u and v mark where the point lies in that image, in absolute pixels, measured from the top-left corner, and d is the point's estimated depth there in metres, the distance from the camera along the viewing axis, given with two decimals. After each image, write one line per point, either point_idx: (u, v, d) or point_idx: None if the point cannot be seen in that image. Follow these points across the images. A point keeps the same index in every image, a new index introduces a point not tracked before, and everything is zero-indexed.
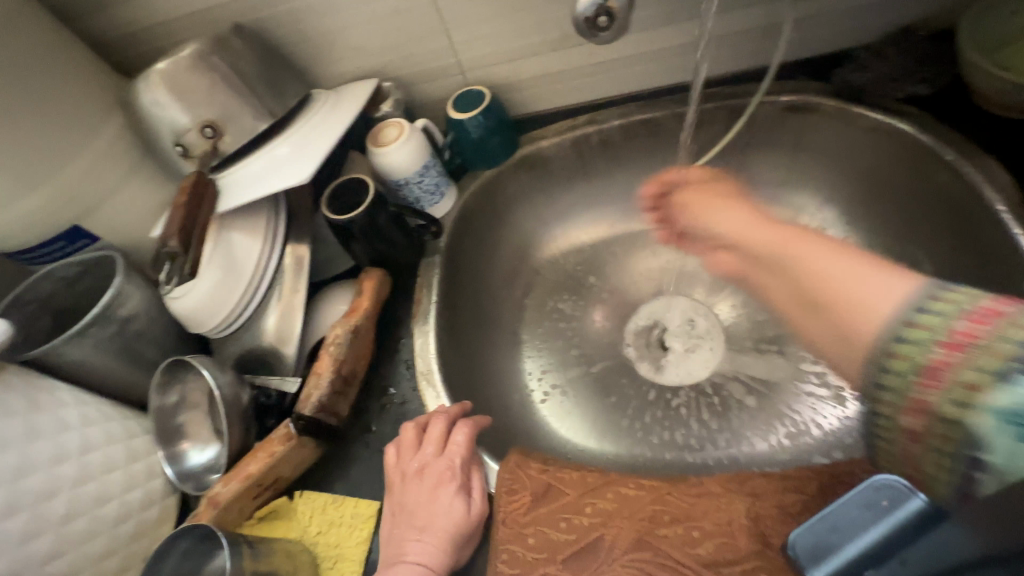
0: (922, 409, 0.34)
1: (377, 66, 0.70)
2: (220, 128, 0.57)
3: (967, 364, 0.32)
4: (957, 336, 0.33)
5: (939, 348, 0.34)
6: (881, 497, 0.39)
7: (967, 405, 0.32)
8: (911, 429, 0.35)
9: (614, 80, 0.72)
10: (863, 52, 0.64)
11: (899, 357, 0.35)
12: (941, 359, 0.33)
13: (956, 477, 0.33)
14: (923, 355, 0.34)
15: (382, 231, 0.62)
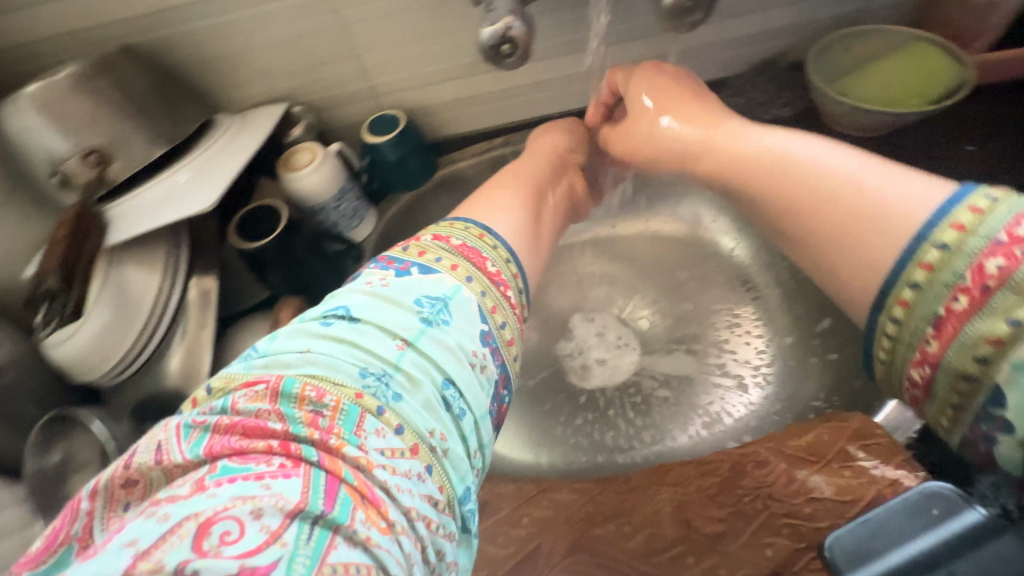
0: (938, 342, 0.28)
1: (285, 90, 0.68)
2: (107, 155, 0.52)
3: (988, 305, 0.26)
4: (1011, 237, 0.27)
5: (992, 258, 0.27)
6: (932, 506, 0.42)
7: (996, 358, 0.26)
8: (916, 367, 0.30)
9: (525, 104, 0.75)
10: (736, 80, 0.74)
11: (925, 266, 0.29)
12: (1015, 251, 0.26)
13: (963, 429, 0.29)
14: (947, 281, 0.28)
15: (298, 259, 0.60)
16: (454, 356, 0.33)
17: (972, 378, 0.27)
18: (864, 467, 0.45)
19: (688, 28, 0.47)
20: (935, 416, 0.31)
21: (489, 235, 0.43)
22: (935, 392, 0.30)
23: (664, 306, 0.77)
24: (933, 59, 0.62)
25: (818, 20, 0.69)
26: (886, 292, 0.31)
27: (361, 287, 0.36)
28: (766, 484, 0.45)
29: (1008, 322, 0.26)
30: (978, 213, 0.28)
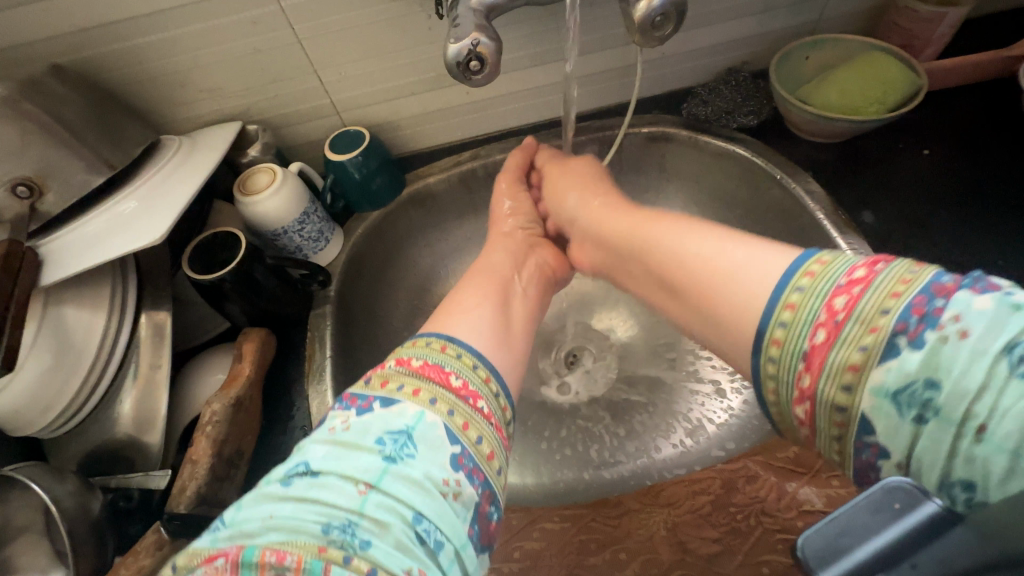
0: (809, 391, 0.32)
1: (239, 109, 0.64)
2: (39, 185, 0.48)
3: (842, 343, 0.30)
4: (850, 279, 0.32)
5: (837, 297, 0.32)
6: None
7: (857, 389, 0.29)
8: (800, 402, 0.33)
9: (492, 118, 0.74)
10: (702, 89, 0.74)
11: (789, 309, 0.33)
12: (851, 290, 0.31)
13: (851, 449, 0.31)
14: (800, 338, 0.32)
15: (260, 288, 0.56)
16: (422, 488, 0.32)
17: (855, 380, 0.29)
18: (852, 477, 0.44)
19: (656, 42, 0.47)
20: (829, 453, 0.33)
21: (451, 344, 0.41)
22: (820, 428, 0.32)
23: (641, 316, 0.77)
24: (886, 67, 0.64)
25: (776, 31, 0.70)
26: (760, 337, 0.34)
27: (324, 434, 0.35)
28: (758, 499, 0.44)
29: (859, 359, 0.29)
30: (818, 271, 0.34)
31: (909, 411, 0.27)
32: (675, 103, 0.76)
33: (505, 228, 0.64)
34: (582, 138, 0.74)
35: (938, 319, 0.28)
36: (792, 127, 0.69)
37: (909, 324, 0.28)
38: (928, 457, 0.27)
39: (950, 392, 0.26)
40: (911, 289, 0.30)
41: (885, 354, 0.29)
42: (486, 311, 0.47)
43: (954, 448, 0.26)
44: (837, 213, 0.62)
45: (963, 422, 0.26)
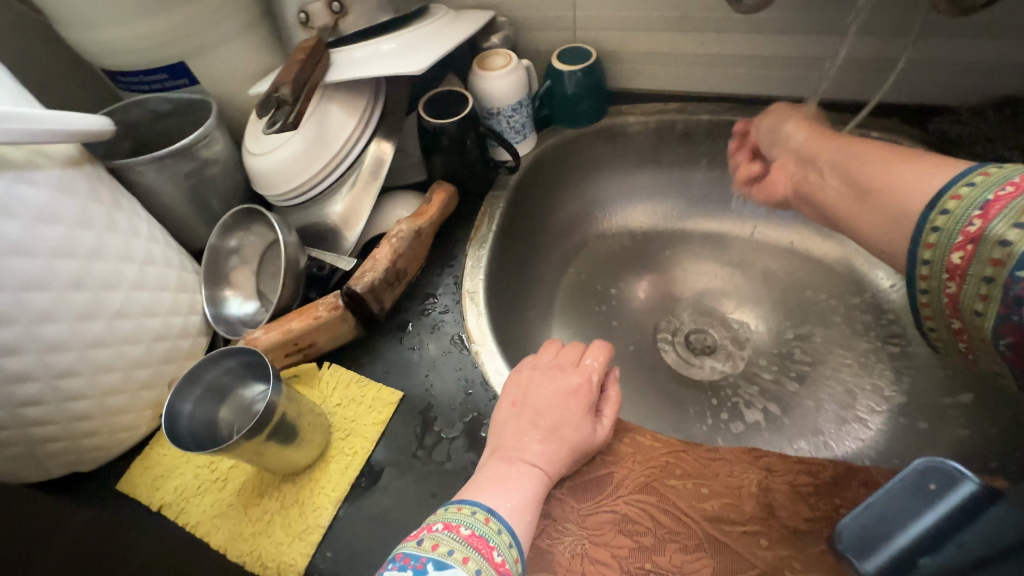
0: (972, 242, 0.36)
1: (496, 1, 0.71)
2: (346, 7, 0.59)
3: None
4: (1022, 178, 0.35)
5: (1003, 188, 0.36)
6: (928, 481, 0.43)
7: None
8: (950, 279, 0.38)
9: (713, 77, 0.73)
10: (964, 109, 0.65)
11: (955, 199, 0.38)
12: (1001, 195, 0.35)
13: (995, 309, 0.35)
14: (983, 193, 0.36)
15: (464, 149, 0.63)
16: None
17: (996, 271, 0.35)
18: None
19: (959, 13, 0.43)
20: (970, 307, 0.37)
21: (494, 516, 0.38)
22: (969, 279, 0.36)
23: (776, 322, 0.74)
24: None
25: None
26: (941, 194, 0.39)
27: None
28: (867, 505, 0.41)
29: (1000, 254, 0.34)
30: (979, 181, 0.37)
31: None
32: (923, 116, 0.68)
33: (588, 374, 0.47)
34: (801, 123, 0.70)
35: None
36: None
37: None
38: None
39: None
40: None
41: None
42: (539, 473, 0.42)
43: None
44: None
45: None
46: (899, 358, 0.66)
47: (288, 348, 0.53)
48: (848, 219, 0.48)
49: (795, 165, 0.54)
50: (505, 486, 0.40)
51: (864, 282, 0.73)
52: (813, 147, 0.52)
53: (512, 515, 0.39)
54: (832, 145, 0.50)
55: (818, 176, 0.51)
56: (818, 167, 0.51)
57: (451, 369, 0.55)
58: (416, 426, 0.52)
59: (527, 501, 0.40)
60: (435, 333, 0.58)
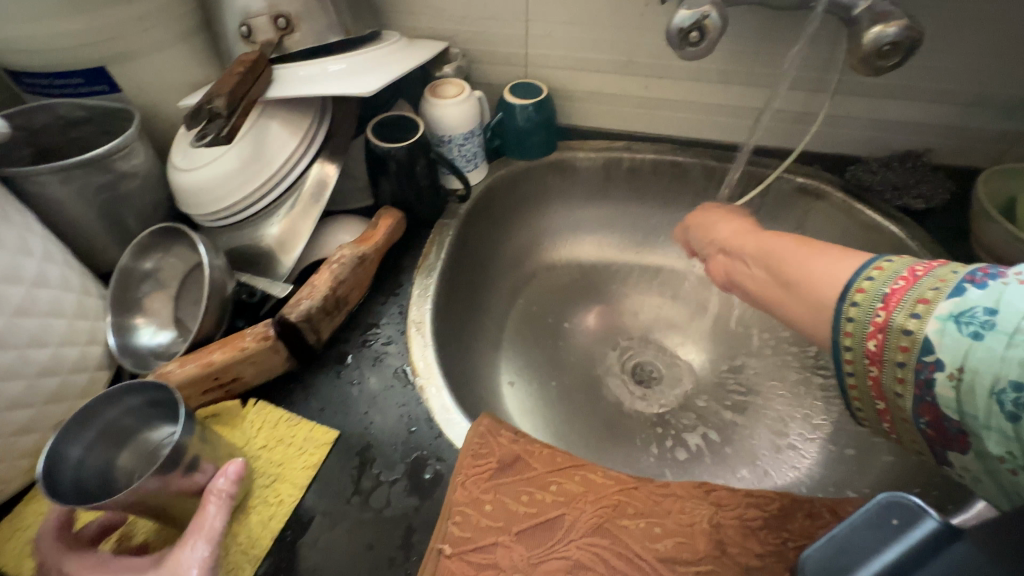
0: (880, 331, 0.34)
1: (450, 32, 0.72)
2: (293, 24, 0.57)
3: (919, 285, 0.33)
4: (911, 271, 0.35)
5: (896, 281, 0.35)
6: None
7: (925, 316, 0.32)
8: (869, 367, 0.35)
9: (655, 119, 0.77)
10: (874, 160, 0.72)
11: (860, 292, 0.36)
12: (896, 288, 0.34)
13: (912, 390, 0.33)
14: (883, 284, 0.35)
15: (414, 176, 0.62)
16: None
17: (906, 357, 0.33)
18: None
19: (872, 72, 0.47)
20: (891, 392, 0.34)
21: None
22: (884, 367, 0.34)
23: (717, 353, 0.76)
24: None
25: (979, 128, 0.67)
26: (847, 286, 0.37)
27: None
28: (813, 536, 0.41)
29: (907, 340, 0.33)
30: (876, 274, 0.36)
31: (968, 329, 0.30)
32: (839, 165, 0.74)
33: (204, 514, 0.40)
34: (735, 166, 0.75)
35: (1002, 274, 0.30)
36: (977, 247, 0.62)
37: (977, 274, 0.31)
38: (982, 365, 0.28)
39: (1006, 312, 0.29)
40: (960, 269, 0.33)
41: (951, 292, 0.32)
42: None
43: (1005, 355, 0.28)
44: None
45: (1015, 334, 0.28)
46: (830, 389, 0.70)
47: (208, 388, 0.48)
48: (773, 304, 0.46)
49: (728, 254, 0.56)
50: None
51: None
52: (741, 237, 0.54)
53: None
54: (755, 239, 0.52)
55: (745, 264, 0.52)
56: (745, 252, 0.52)
57: (393, 403, 0.51)
58: (351, 468, 0.47)
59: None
60: (376, 366, 0.54)
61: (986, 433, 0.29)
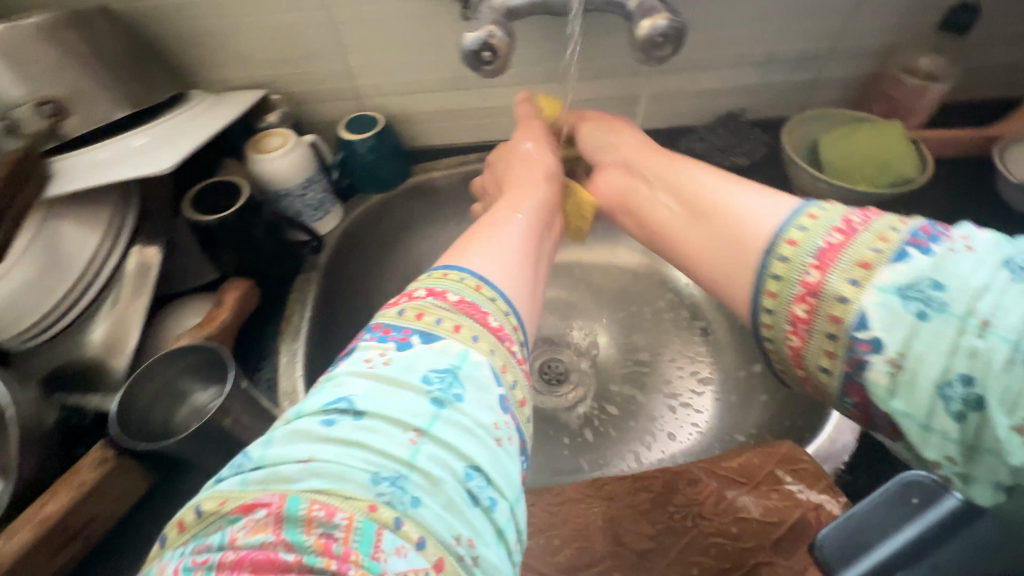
0: (813, 294, 0.31)
1: (265, 78, 0.68)
2: (65, 108, 0.51)
3: (856, 244, 0.31)
4: (847, 222, 0.32)
5: (832, 235, 0.32)
6: (911, 495, 0.39)
7: (864, 284, 0.29)
8: (794, 332, 0.32)
9: (500, 126, 0.77)
10: (701, 127, 0.77)
11: (791, 244, 0.33)
12: (831, 246, 0.31)
13: (841, 367, 0.30)
14: (816, 237, 0.32)
15: (254, 240, 0.58)
16: (472, 436, 0.28)
17: (837, 329, 0.30)
18: (791, 491, 0.44)
19: (653, 62, 0.49)
20: (815, 364, 0.32)
21: None
22: (813, 335, 0.31)
23: (610, 335, 0.79)
24: (896, 146, 0.62)
25: (778, 82, 0.74)
26: (775, 237, 0.34)
27: (359, 367, 0.30)
28: (696, 502, 0.44)
29: (840, 310, 0.30)
30: (810, 221, 0.33)
31: (913, 306, 0.27)
32: (675, 136, 0.79)
33: None
34: None
35: (945, 238, 0.29)
36: (795, 190, 0.69)
37: (921, 237, 0.29)
38: (927, 353, 0.26)
39: (956, 289, 0.27)
40: (902, 227, 0.30)
41: (898, 254, 0.29)
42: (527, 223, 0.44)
43: (958, 343, 0.26)
44: None
45: (969, 318, 0.26)
46: (711, 344, 0.75)
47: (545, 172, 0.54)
48: (670, 230, 0.45)
49: (620, 173, 0.53)
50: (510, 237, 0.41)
51: (670, 282, 0.81)
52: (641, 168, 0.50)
53: (500, 278, 0.36)
54: (662, 165, 0.48)
55: (647, 187, 0.48)
56: (645, 182, 0.49)
57: None
58: None
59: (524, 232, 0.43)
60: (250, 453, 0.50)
61: (921, 435, 0.27)
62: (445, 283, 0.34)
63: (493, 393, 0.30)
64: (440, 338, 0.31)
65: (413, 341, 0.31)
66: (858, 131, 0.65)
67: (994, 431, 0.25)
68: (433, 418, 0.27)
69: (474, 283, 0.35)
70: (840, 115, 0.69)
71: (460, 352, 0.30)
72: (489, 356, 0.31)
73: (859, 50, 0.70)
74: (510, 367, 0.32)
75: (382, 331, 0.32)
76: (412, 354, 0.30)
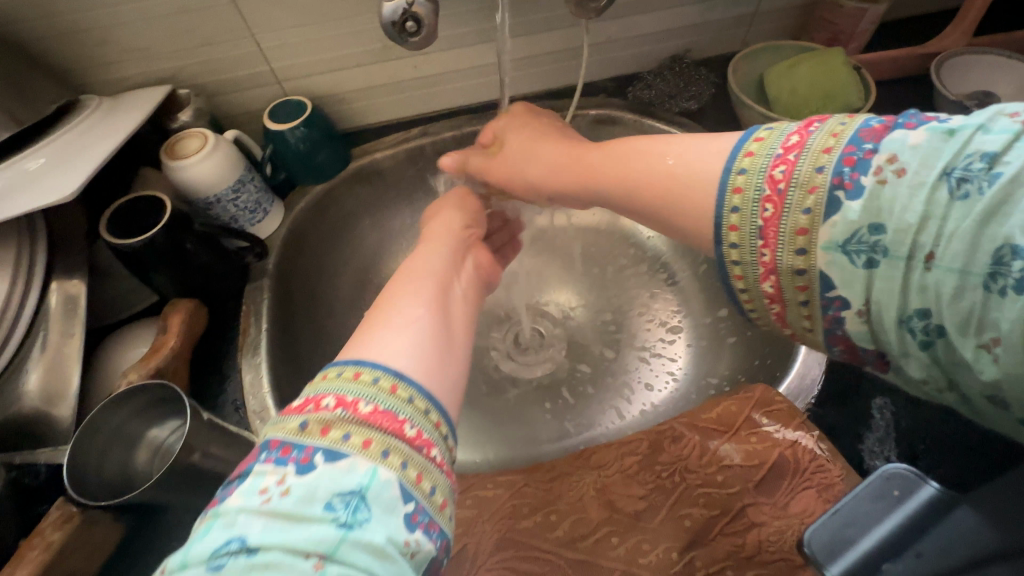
0: (773, 271, 0.33)
1: (168, 72, 0.61)
2: None
3: (788, 211, 0.32)
4: (772, 184, 0.33)
5: (765, 207, 0.33)
6: (892, 487, 0.40)
7: (811, 250, 0.31)
8: (772, 302, 0.35)
9: (438, 95, 0.73)
10: (646, 74, 0.75)
11: (734, 229, 0.34)
12: (769, 219, 0.32)
13: (820, 325, 0.33)
14: (753, 218, 0.33)
15: (190, 256, 0.53)
16: (384, 559, 0.24)
17: (807, 295, 0.32)
18: (768, 432, 0.45)
19: (592, 15, 0.47)
20: (800, 325, 0.35)
21: None
22: (788, 305, 0.34)
23: (580, 298, 0.78)
24: (840, 75, 0.62)
25: (718, 19, 0.72)
26: (717, 226, 0.35)
27: (253, 503, 0.24)
28: (680, 457, 0.45)
29: (802, 279, 0.32)
30: (748, 167, 0.34)
31: (860, 257, 0.29)
32: (621, 86, 0.76)
33: None
34: None
35: (871, 162, 0.29)
36: (746, 130, 0.69)
37: (845, 177, 0.30)
38: (885, 296, 0.29)
39: (896, 229, 0.28)
40: (826, 165, 0.31)
41: (827, 210, 0.30)
42: (432, 282, 0.40)
43: (908, 280, 0.28)
44: None
45: (912, 256, 0.28)
46: (678, 294, 0.75)
47: (460, 226, 0.52)
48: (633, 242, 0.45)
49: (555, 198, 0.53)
50: (410, 315, 0.35)
51: (633, 236, 0.80)
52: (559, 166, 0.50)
53: (422, 372, 0.31)
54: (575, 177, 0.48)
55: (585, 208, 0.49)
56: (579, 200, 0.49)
57: None
58: None
59: (432, 306, 0.37)
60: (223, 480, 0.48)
61: (904, 358, 0.30)
62: (329, 386, 0.29)
63: (403, 512, 0.25)
64: (347, 455, 0.26)
65: (316, 461, 0.26)
66: (803, 63, 0.64)
67: (960, 350, 0.27)
68: (339, 542, 0.23)
69: (387, 387, 0.29)
70: (783, 47, 0.68)
71: (369, 470, 0.26)
72: (401, 469, 0.26)
73: None
74: (427, 472, 0.27)
75: (280, 449, 0.27)
76: (314, 479, 0.25)
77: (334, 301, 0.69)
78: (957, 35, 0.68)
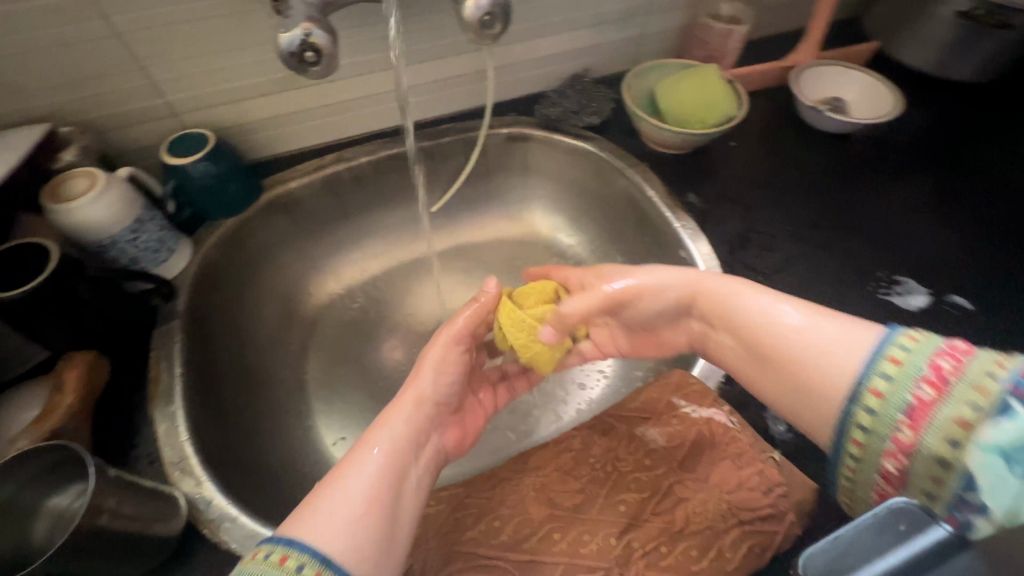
0: (907, 450, 0.33)
1: (47, 108, 0.56)
2: None
3: (951, 401, 0.32)
4: (937, 370, 0.33)
5: (923, 387, 0.33)
6: (898, 520, 0.25)
7: (965, 444, 0.30)
8: (885, 482, 0.35)
9: (351, 121, 0.73)
10: (552, 92, 0.79)
11: (876, 394, 0.35)
12: (926, 400, 0.33)
13: (947, 498, 0.31)
14: (905, 392, 0.34)
15: (85, 304, 0.50)
16: None
17: (945, 479, 0.31)
18: (685, 412, 0.50)
19: (489, 41, 0.49)
20: (919, 489, 0.33)
21: None
22: (909, 487, 0.34)
23: None
24: (717, 88, 0.69)
25: (611, 41, 0.78)
26: (860, 385, 0.36)
27: None
28: (611, 448, 0.49)
29: (941, 470, 0.32)
30: (911, 345, 0.35)
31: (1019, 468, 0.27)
32: (530, 104, 0.80)
33: None
34: (446, 139, 0.75)
35: None
36: (645, 139, 0.75)
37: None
38: (1015, 490, 0.26)
39: None
40: (1002, 377, 0.31)
41: (998, 413, 0.30)
42: (392, 437, 0.42)
43: None
44: (666, 193, 0.69)
45: None
46: None
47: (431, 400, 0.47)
48: (747, 379, 0.47)
49: (692, 320, 0.52)
50: (352, 488, 0.38)
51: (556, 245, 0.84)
52: (688, 276, 0.50)
53: (341, 557, 0.34)
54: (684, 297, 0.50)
55: (719, 336, 0.49)
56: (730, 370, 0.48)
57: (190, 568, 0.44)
58: None
59: (380, 458, 0.40)
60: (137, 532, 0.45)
61: None
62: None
63: None
64: None
65: None
66: (685, 78, 0.71)
67: None
68: None
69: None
70: (668, 65, 0.76)
71: None
72: None
73: (672, 3, 0.76)
74: None
75: None
76: None
77: (258, 338, 0.68)
78: (807, 50, 0.79)
